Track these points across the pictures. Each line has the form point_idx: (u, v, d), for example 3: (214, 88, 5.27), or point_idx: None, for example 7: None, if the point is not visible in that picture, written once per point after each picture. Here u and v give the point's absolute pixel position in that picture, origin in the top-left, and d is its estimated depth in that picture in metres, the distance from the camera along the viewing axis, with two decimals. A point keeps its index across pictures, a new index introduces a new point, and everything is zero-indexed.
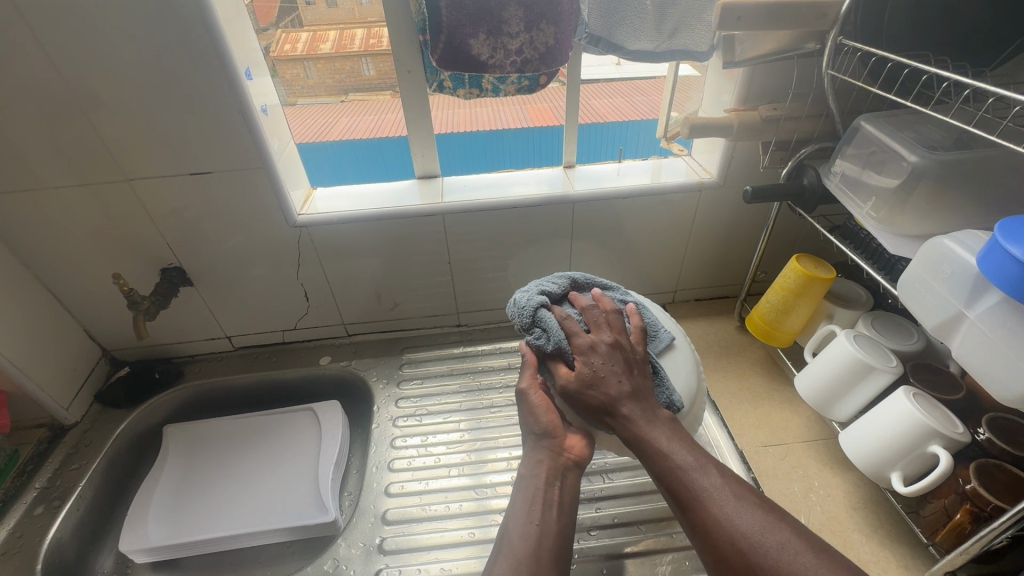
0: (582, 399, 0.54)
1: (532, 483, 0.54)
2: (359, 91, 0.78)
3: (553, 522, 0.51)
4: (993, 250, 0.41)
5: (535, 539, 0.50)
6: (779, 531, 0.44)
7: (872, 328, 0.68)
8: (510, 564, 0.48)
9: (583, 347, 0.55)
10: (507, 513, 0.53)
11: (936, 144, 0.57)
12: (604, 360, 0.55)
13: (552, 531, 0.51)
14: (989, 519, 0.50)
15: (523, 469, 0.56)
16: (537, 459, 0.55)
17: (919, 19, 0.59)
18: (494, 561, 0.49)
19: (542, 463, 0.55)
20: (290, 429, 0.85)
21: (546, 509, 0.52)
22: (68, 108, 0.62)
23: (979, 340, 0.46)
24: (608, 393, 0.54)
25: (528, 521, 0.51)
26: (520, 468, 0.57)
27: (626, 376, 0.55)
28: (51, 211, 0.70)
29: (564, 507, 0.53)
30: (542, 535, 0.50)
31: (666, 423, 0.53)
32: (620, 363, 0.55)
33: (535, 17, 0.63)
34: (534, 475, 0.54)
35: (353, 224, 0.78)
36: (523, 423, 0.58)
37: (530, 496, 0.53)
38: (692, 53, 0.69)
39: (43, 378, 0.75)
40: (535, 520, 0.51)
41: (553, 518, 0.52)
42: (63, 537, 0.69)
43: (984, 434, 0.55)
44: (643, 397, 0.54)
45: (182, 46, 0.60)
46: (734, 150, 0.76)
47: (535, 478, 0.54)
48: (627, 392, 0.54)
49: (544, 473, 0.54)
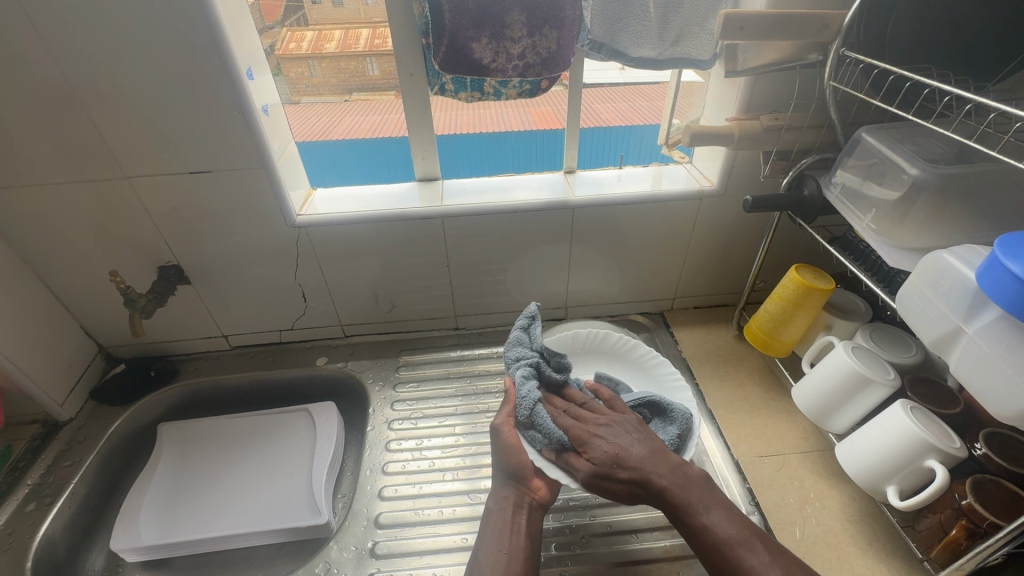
0: (608, 484, 0.56)
1: (499, 514, 0.60)
2: (364, 91, 0.79)
3: (519, 548, 0.57)
4: (993, 267, 0.41)
5: (502, 564, 0.55)
6: None
7: (870, 340, 0.67)
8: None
9: (584, 438, 0.59)
10: (477, 545, 0.58)
11: (936, 157, 0.57)
12: (613, 440, 0.58)
13: (518, 556, 0.56)
14: (984, 535, 0.50)
15: (489, 504, 0.61)
16: (502, 495, 0.62)
17: (923, 31, 0.58)
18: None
19: (508, 498, 0.61)
20: (285, 429, 0.84)
21: (513, 535, 0.58)
22: (69, 104, 0.62)
23: (978, 356, 0.46)
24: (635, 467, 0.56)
25: (497, 550, 0.57)
26: (488, 499, 0.63)
27: (645, 443, 0.58)
28: (49, 205, 0.70)
29: (530, 537, 0.58)
30: (509, 562, 0.55)
31: (701, 489, 0.54)
32: (630, 435, 0.59)
33: (537, 22, 0.63)
34: (501, 509, 0.60)
35: (351, 225, 0.77)
36: (496, 460, 0.63)
37: (498, 527, 0.59)
38: (695, 61, 0.69)
39: (37, 374, 0.75)
40: (503, 547, 0.57)
41: (520, 545, 0.57)
42: (54, 534, 0.69)
43: (981, 449, 0.54)
44: (671, 462, 0.57)
45: (184, 44, 0.60)
46: (734, 158, 0.76)
47: (502, 511, 0.60)
48: (650, 460, 0.56)
49: (508, 507, 0.60)
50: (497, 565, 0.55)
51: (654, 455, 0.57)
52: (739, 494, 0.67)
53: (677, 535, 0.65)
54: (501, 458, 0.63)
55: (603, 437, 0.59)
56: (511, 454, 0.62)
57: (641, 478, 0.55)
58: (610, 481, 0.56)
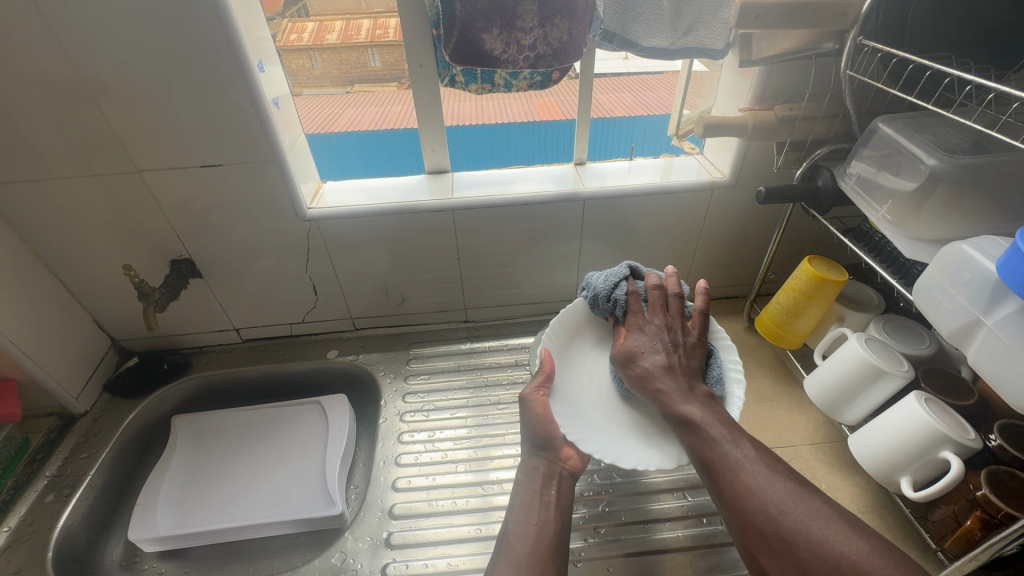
0: (628, 366, 0.65)
1: (530, 485, 0.61)
2: (365, 82, 0.81)
3: (550, 520, 0.58)
4: (1014, 257, 0.41)
5: (532, 535, 0.56)
6: (807, 501, 0.48)
7: (883, 332, 0.67)
8: (511, 560, 0.54)
9: (632, 326, 0.67)
10: (506, 518, 0.60)
11: (954, 147, 0.56)
12: (645, 338, 0.65)
13: (548, 528, 0.57)
14: (999, 526, 0.50)
15: (519, 474, 0.63)
16: (532, 466, 0.63)
17: (942, 20, 0.57)
18: (496, 561, 0.55)
19: (536, 468, 0.62)
20: (298, 422, 0.85)
21: (543, 508, 0.59)
22: (81, 98, 0.62)
23: (996, 348, 0.46)
24: (646, 366, 0.63)
25: (527, 522, 0.58)
26: (517, 474, 0.64)
27: (667, 349, 0.63)
28: (61, 200, 0.70)
29: (560, 507, 0.60)
30: (540, 532, 0.56)
31: (700, 400, 0.59)
32: (664, 344, 0.64)
33: (549, 12, 0.63)
34: (530, 480, 0.62)
35: (362, 218, 0.77)
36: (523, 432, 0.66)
37: (528, 499, 0.60)
38: (706, 51, 0.68)
39: (53, 367, 0.76)
40: (532, 520, 0.58)
41: (549, 517, 0.58)
42: (73, 525, 0.70)
43: (996, 440, 0.54)
44: (682, 377, 0.61)
45: (195, 37, 0.59)
46: (747, 149, 0.75)
47: (531, 483, 0.61)
48: (661, 367, 0.62)
49: (538, 478, 0.62)
50: (529, 534, 0.56)
51: (667, 368, 0.62)
52: None
53: (689, 526, 0.66)
54: (529, 426, 0.64)
55: (642, 335, 0.66)
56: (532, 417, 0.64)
57: (650, 376, 0.62)
58: (627, 365, 0.65)
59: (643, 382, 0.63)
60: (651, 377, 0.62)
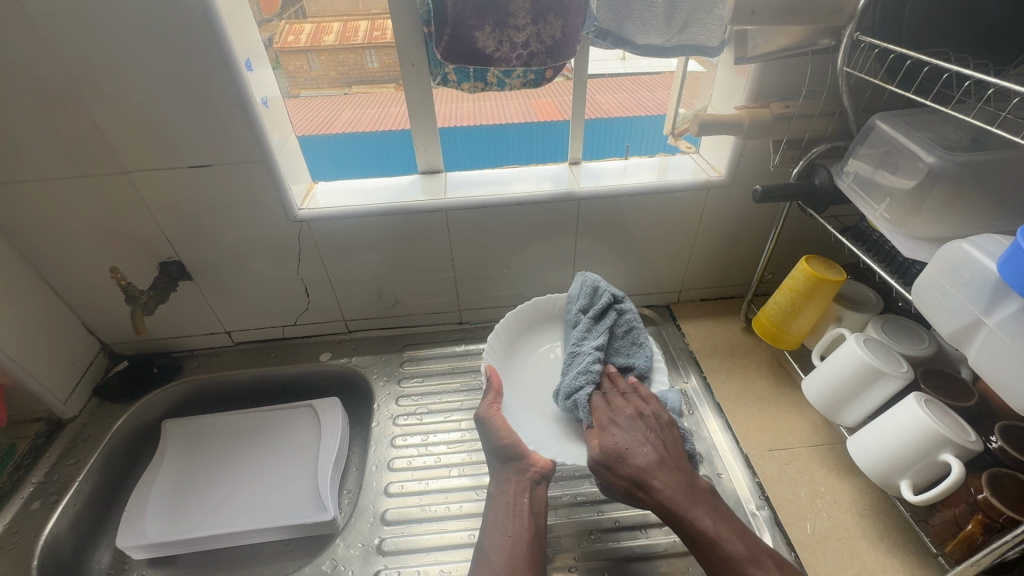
0: (614, 473, 0.57)
1: (502, 498, 0.60)
2: (364, 83, 0.79)
3: (524, 530, 0.57)
4: (1015, 256, 0.40)
5: (507, 549, 0.55)
6: None
7: (882, 332, 0.66)
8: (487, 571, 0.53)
9: (603, 423, 0.60)
10: (483, 528, 0.59)
11: (953, 144, 0.55)
12: (624, 434, 0.58)
13: (522, 538, 0.56)
14: (1001, 530, 0.49)
15: (492, 487, 0.62)
16: (504, 477, 0.62)
17: (940, 15, 0.57)
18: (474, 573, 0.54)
19: (509, 480, 0.61)
20: (289, 426, 0.84)
21: (517, 518, 0.58)
22: (65, 98, 0.61)
23: (997, 348, 0.45)
24: (637, 465, 0.56)
25: (502, 534, 0.57)
26: (490, 486, 0.63)
27: (654, 445, 0.57)
28: (47, 202, 0.69)
29: (534, 515, 0.59)
30: (514, 545, 0.55)
31: (706, 502, 0.53)
32: (643, 434, 0.58)
33: (542, 9, 0.62)
34: (504, 492, 0.61)
35: (353, 219, 0.76)
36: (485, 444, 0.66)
37: (502, 510, 0.59)
38: (703, 48, 0.67)
39: (39, 371, 0.74)
40: (507, 532, 0.57)
41: (524, 527, 0.57)
42: (60, 532, 0.69)
43: (996, 442, 0.53)
44: (676, 470, 0.55)
45: (181, 35, 0.58)
46: (744, 148, 0.74)
47: (504, 495, 0.60)
48: (654, 463, 0.55)
49: (509, 489, 0.61)
50: (503, 548, 0.55)
51: (660, 462, 0.56)
52: (749, 487, 0.67)
53: None
54: (488, 437, 0.65)
55: (620, 429, 0.59)
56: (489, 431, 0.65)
57: (643, 478, 0.55)
58: (613, 470, 0.57)
59: (639, 488, 0.55)
60: (644, 482, 0.55)
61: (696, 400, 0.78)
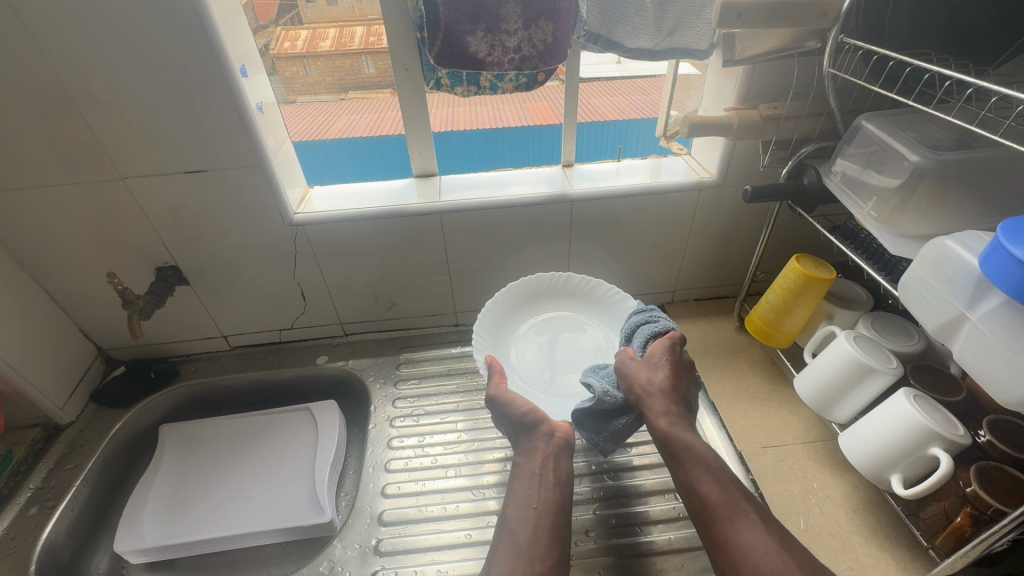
0: (633, 379, 0.62)
1: (528, 467, 0.61)
2: (359, 89, 0.79)
3: (550, 501, 0.58)
4: (996, 252, 0.41)
5: (533, 520, 0.56)
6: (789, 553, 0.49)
7: (872, 328, 0.67)
8: (511, 545, 0.54)
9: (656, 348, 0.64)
10: (505, 505, 0.59)
11: (937, 143, 0.56)
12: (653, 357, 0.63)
13: (549, 510, 0.57)
14: (989, 522, 0.50)
15: (517, 456, 0.63)
16: (529, 446, 0.63)
17: (922, 18, 0.58)
18: (493, 553, 0.54)
19: (535, 451, 0.62)
20: (287, 429, 0.84)
21: (542, 490, 0.59)
22: (62, 105, 0.61)
23: (980, 343, 0.45)
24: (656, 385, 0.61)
25: (527, 506, 0.58)
26: (516, 458, 0.63)
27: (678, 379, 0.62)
28: (43, 208, 0.69)
29: (558, 486, 0.60)
30: (539, 516, 0.56)
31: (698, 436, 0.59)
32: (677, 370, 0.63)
33: (533, 14, 0.63)
34: (529, 461, 0.61)
35: (348, 223, 0.77)
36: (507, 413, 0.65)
37: (527, 481, 0.60)
38: (691, 51, 0.68)
39: (36, 377, 0.75)
40: (532, 504, 0.58)
41: (550, 498, 0.58)
42: (58, 537, 0.69)
43: (985, 436, 0.54)
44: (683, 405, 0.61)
45: (178, 43, 0.59)
46: (734, 149, 0.75)
47: (531, 464, 0.61)
48: (668, 390, 0.61)
49: (538, 458, 0.61)
50: (528, 518, 0.56)
51: (667, 390, 0.61)
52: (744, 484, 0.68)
53: (681, 527, 0.65)
54: (509, 413, 0.64)
55: (664, 351, 0.63)
56: (511, 404, 0.65)
57: (654, 397, 0.60)
58: (633, 382, 0.62)
59: (643, 399, 0.60)
60: (655, 396, 0.60)
61: None
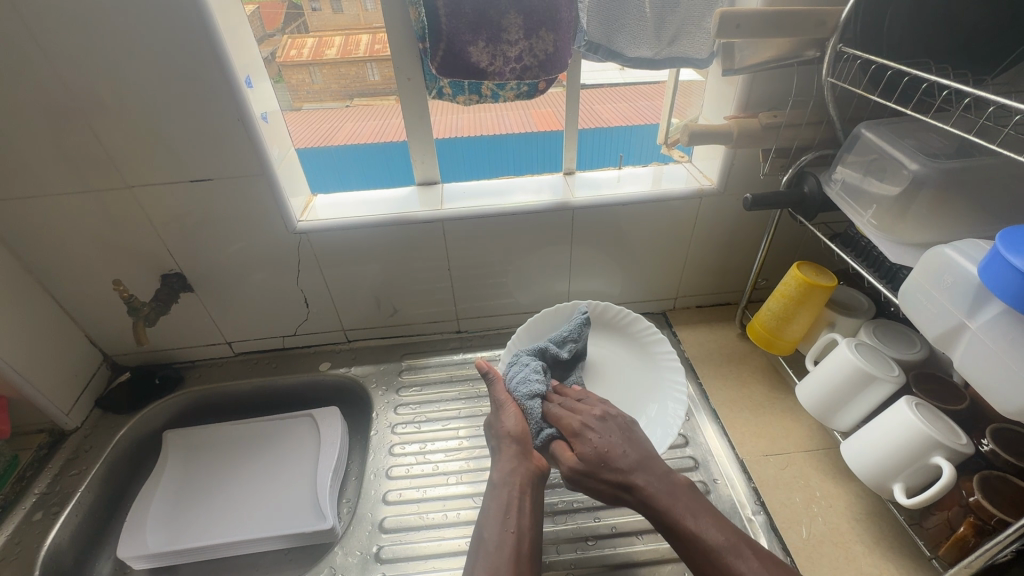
0: (593, 480, 0.58)
1: (506, 490, 0.58)
2: (365, 96, 0.80)
3: (526, 528, 0.55)
4: (995, 261, 0.41)
5: (510, 545, 0.53)
6: None
7: (874, 337, 0.67)
8: (489, 567, 0.51)
9: (577, 429, 0.62)
10: (480, 524, 0.56)
11: (937, 152, 0.56)
12: (602, 436, 0.60)
13: (526, 537, 0.54)
14: (993, 533, 0.50)
15: (494, 477, 0.59)
16: (511, 471, 0.59)
17: (920, 29, 0.58)
18: (472, 567, 0.52)
19: (516, 473, 0.59)
20: (290, 435, 0.84)
21: (517, 515, 0.56)
22: (71, 116, 0.62)
23: (982, 351, 0.45)
24: (619, 468, 0.58)
25: (502, 530, 0.55)
26: (490, 480, 0.60)
27: (630, 448, 0.59)
28: (51, 216, 0.70)
29: (535, 513, 0.57)
30: (518, 541, 0.54)
31: (687, 498, 0.55)
32: (618, 437, 0.61)
33: (534, 25, 0.63)
34: (508, 485, 0.58)
35: (352, 231, 0.78)
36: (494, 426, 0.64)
37: (501, 505, 0.56)
38: (692, 60, 0.69)
39: (43, 383, 0.76)
40: (510, 528, 0.54)
41: (526, 525, 0.55)
42: (62, 542, 0.69)
43: (988, 445, 0.54)
44: (655, 471, 0.57)
45: (185, 55, 0.60)
46: (734, 157, 0.76)
47: (507, 488, 0.58)
48: (636, 465, 0.57)
49: (517, 482, 0.58)
50: (505, 544, 0.53)
51: (638, 466, 0.57)
52: (746, 494, 0.67)
53: None
54: (507, 417, 0.64)
55: (596, 434, 0.60)
56: (512, 411, 0.64)
57: (626, 480, 0.56)
58: (595, 477, 0.58)
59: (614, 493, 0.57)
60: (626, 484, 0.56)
61: (693, 407, 0.79)
